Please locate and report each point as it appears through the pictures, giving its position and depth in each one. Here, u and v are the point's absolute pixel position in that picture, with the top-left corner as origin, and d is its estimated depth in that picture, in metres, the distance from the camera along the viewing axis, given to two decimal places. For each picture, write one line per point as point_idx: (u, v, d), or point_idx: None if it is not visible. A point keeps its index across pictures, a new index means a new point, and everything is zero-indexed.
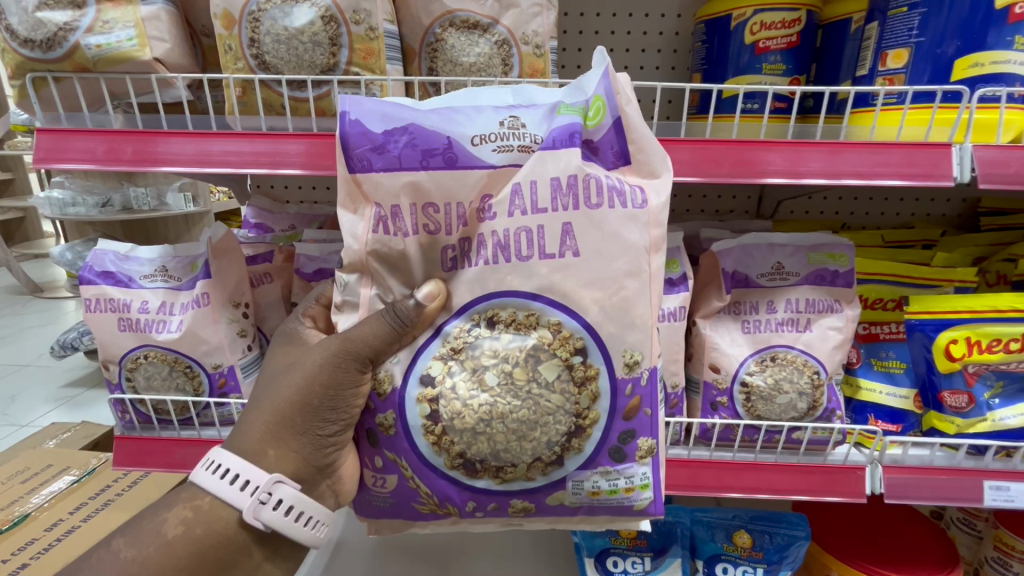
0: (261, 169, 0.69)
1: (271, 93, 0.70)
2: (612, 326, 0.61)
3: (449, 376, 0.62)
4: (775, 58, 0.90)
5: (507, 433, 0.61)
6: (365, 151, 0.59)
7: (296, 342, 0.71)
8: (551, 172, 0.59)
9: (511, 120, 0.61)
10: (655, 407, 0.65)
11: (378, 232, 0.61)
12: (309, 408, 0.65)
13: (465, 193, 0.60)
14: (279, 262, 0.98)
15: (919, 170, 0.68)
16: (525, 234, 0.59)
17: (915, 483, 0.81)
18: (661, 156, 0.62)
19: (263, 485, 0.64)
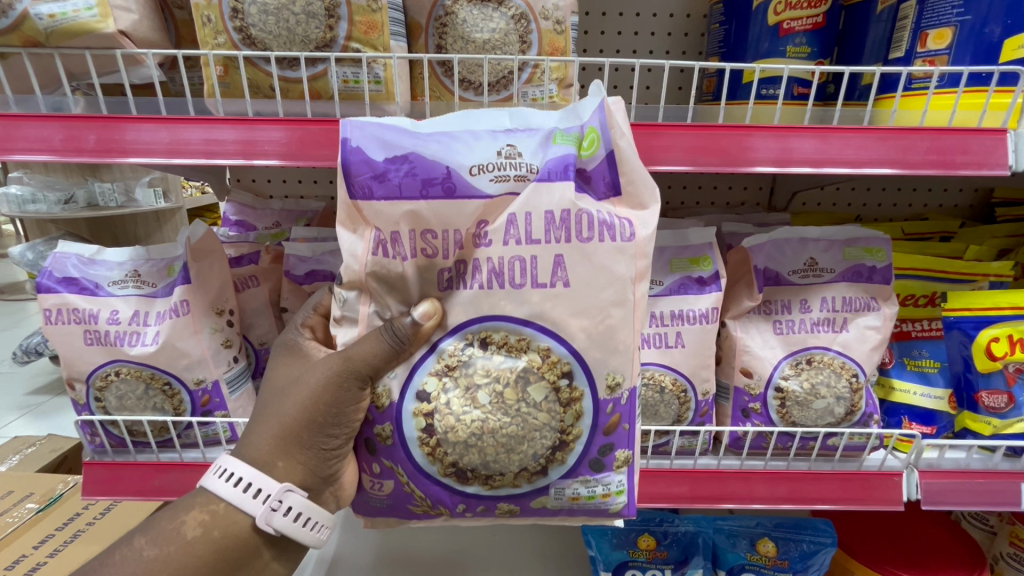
0: (248, 160, 0.60)
1: (259, 73, 0.62)
2: (594, 350, 0.55)
3: (443, 392, 0.55)
4: (800, 41, 0.82)
5: (496, 447, 0.55)
6: (367, 177, 0.52)
7: (296, 357, 0.62)
8: (548, 204, 0.52)
9: (508, 149, 0.54)
10: (635, 420, 0.59)
11: (378, 254, 0.52)
12: (311, 423, 0.57)
13: (466, 218, 0.53)
14: (267, 263, 0.91)
15: (972, 159, 0.62)
16: (519, 263, 0.53)
17: (951, 488, 0.77)
18: (650, 186, 0.54)
19: (273, 493, 0.56)
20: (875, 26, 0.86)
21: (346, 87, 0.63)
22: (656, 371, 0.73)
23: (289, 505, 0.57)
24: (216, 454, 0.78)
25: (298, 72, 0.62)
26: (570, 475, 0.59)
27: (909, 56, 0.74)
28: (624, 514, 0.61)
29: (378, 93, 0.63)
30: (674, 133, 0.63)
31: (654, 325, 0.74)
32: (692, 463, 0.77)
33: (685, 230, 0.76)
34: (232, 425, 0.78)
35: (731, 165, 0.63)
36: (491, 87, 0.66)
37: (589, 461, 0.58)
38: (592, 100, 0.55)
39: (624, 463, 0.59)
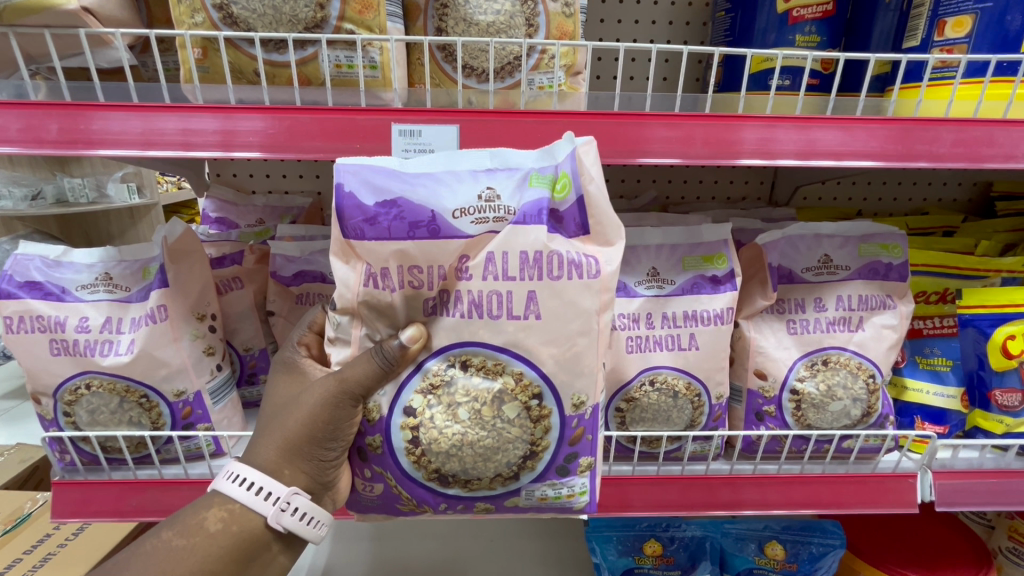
0: (230, 151, 0.55)
1: (242, 56, 0.57)
2: (562, 374, 0.55)
3: (427, 406, 0.55)
4: (809, 29, 0.76)
5: (472, 459, 0.55)
6: (357, 220, 0.52)
7: (290, 373, 0.59)
8: (524, 244, 0.52)
9: (489, 191, 0.53)
10: (596, 431, 0.59)
11: (369, 285, 0.53)
12: (307, 439, 0.54)
13: (448, 252, 0.52)
14: (251, 264, 0.85)
15: (997, 151, 0.60)
16: (497, 298, 0.53)
17: (966, 489, 0.74)
18: (614, 223, 0.54)
19: (280, 497, 0.54)
20: (882, 15, 0.81)
21: (339, 73, 0.58)
22: (669, 375, 0.70)
23: (297, 509, 0.55)
24: (200, 469, 0.73)
25: (285, 55, 0.57)
26: (540, 478, 0.58)
27: (926, 45, 0.70)
28: (586, 511, 0.61)
29: (373, 79, 0.59)
30: (690, 123, 0.58)
31: (667, 327, 0.71)
32: (704, 469, 0.74)
33: (698, 227, 0.73)
34: (216, 439, 0.73)
35: (750, 158, 0.59)
36: (496, 73, 0.62)
37: (555, 466, 0.58)
38: (566, 144, 0.55)
39: (584, 469, 0.59)
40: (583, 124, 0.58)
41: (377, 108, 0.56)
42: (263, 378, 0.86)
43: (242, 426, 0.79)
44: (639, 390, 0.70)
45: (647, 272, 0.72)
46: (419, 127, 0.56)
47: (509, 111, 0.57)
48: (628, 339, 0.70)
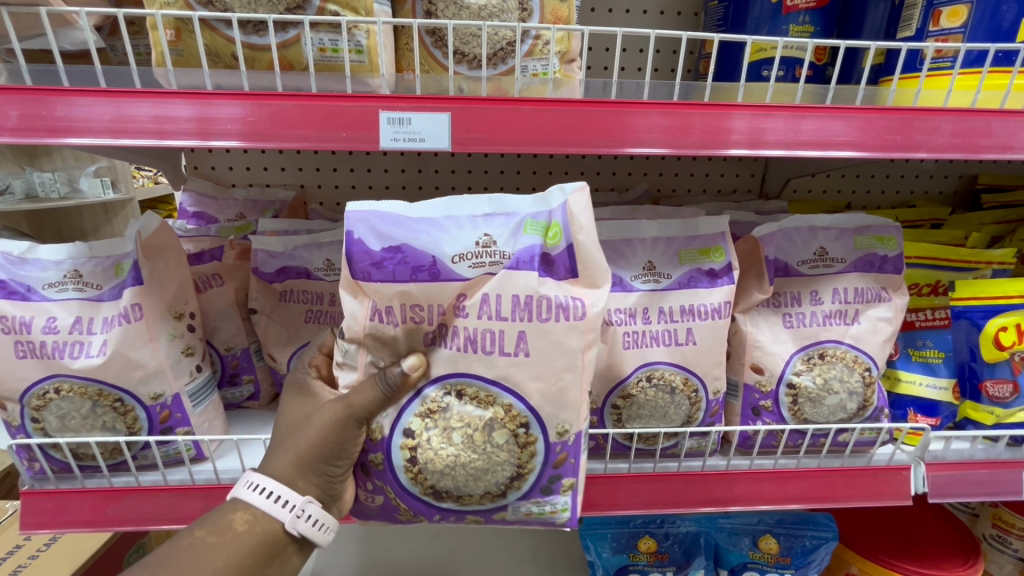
0: (206, 140, 0.52)
1: (219, 38, 0.54)
2: (547, 407, 0.57)
3: (425, 429, 0.57)
4: (803, 19, 0.74)
5: (465, 480, 0.57)
6: (364, 264, 0.55)
7: (300, 394, 0.61)
8: (516, 288, 0.55)
9: (486, 238, 0.56)
10: (579, 454, 0.60)
11: (374, 319, 0.56)
12: (316, 457, 0.56)
13: (448, 293, 0.55)
14: (231, 260, 0.81)
15: (995, 142, 0.59)
16: (492, 335, 0.55)
17: (957, 480, 0.74)
18: (600, 265, 0.55)
19: (296, 505, 0.55)
20: (874, 7, 0.76)
21: (322, 57, 0.55)
22: (666, 371, 0.69)
23: (312, 517, 0.56)
24: (179, 475, 0.70)
25: (266, 38, 0.54)
26: (528, 497, 0.60)
27: (920, 35, 0.69)
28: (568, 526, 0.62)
29: (360, 64, 0.56)
30: (687, 112, 0.57)
31: (663, 322, 0.69)
32: (701, 466, 0.73)
33: (694, 219, 0.71)
34: (197, 443, 0.70)
35: (749, 149, 0.58)
36: (489, 60, 0.59)
37: (542, 486, 0.59)
38: (559, 193, 0.57)
39: (565, 490, 0.60)
40: (577, 112, 0.56)
41: (364, 95, 0.54)
42: (245, 378, 0.83)
43: (224, 429, 0.76)
44: (636, 386, 0.69)
45: (643, 266, 0.70)
46: (409, 115, 0.54)
47: (502, 98, 0.55)
48: (624, 335, 0.69)
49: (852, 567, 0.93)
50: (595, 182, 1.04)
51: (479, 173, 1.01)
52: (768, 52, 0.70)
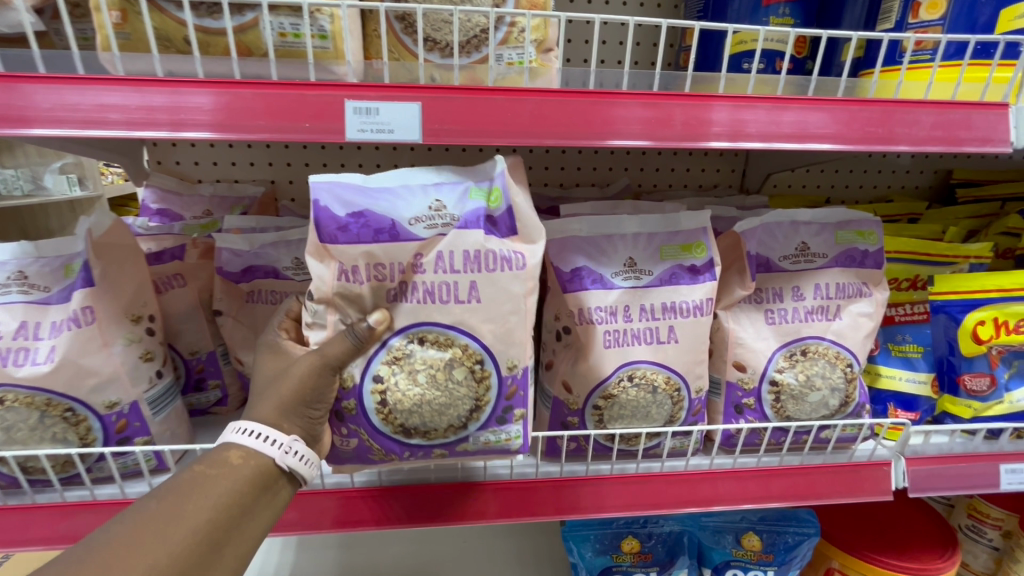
0: (177, 131, 0.49)
1: (169, 21, 0.50)
2: (498, 345, 0.60)
3: (392, 373, 0.59)
4: (783, 11, 0.72)
5: (430, 417, 0.59)
6: (331, 228, 0.57)
7: (269, 352, 0.61)
8: (466, 244, 0.59)
9: (437, 203, 0.60)
10: (529, 386, 0.63)
11: (341, 280, 0.58)
12: (288, 407, 0.56)
13: (407, 251, 0.58)
14: (194, 259, 0.77)
15: (975, 134, 0.58)
16: (449, 287, 0.58)
17: (937, 474, 0.74)
18: (536, 223, 0.61)
19: (283, 443, 0.55)
20: (851, 6, 0.75)
21: (283, 42, 0.52)
22: (648, 370, 0.67)
23: (299, 453, 0.56)
24: (138, 488, 0.66)
25: (221, 22, 0.51)
26: (485, 427, 0.62)
27: (899, 28, 0.68)
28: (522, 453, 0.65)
29: (323, 50, 0.53)
30: (667, 103, 0.55)
31: (645, 319, 0.67)
32: (683, 466, 0.72)
33: (675, 214, 0.70)
34: (157, 454, 0.66)
35: (730, 141, 0.56)
36: (462, 48, 0.57)
37: (498, 416, 0.62)
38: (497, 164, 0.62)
39: (518, 420, 0.62)
40: (554, 102, 0.53)
41: (329, 83, 0.51)
42: (211, 383, 0.79)
43: (188, 437, 0.72)
44: (617, 386, 0.67)
45: (624, 262, 0.69)
46: (376, 105, 0.51)
47: (476, 88, 0.52)
48: (605, 334, 0.67)
49: (833, 560, 0.94)
50: (576, 177, 1.01)
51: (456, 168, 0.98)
52: (748, 44, 0.69)
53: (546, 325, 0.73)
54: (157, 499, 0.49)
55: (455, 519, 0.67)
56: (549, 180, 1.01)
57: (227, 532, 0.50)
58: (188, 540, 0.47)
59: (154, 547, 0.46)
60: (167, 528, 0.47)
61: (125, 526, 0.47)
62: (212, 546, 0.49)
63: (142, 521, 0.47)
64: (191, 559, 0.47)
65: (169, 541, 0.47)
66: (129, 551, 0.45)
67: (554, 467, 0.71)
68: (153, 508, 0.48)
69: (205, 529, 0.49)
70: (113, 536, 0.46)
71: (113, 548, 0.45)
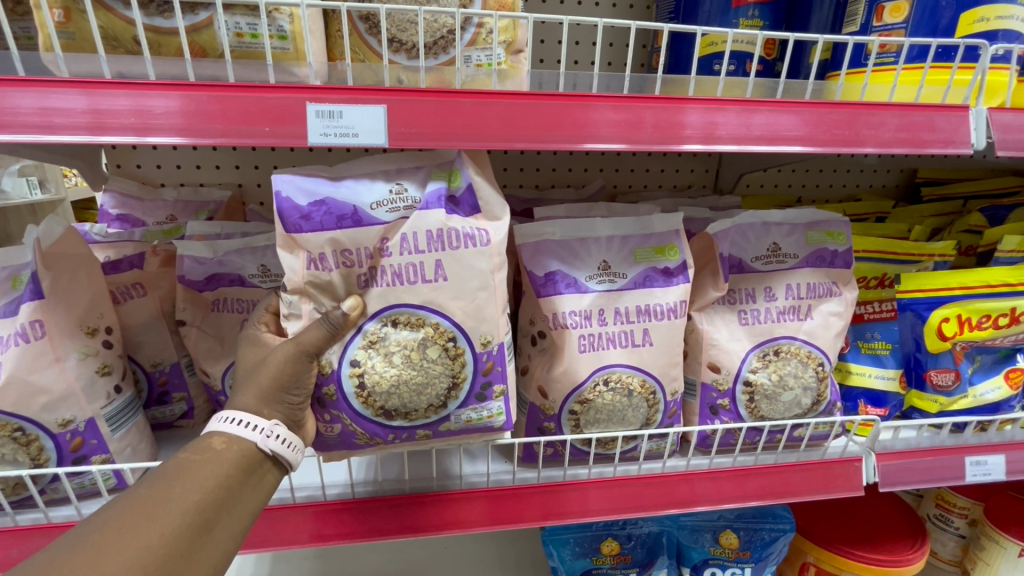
0: (146, 136, 0.47)
1: (116, 20, 0.48)
2: (469, 321, 0.61)
3: (368, 357, 0.60)
4: (752, 13, 0.72)
5: (409, 397, 0.60)
6: (294, 218, 0.57)
7: (247, 344, 0.61)
8: (428, 224, 0.59)
9: (398, 188, 0.61)
10: (506, 362, 0.65)
11: (311, 268, 0.59)
12: (267, 394, 0.56)
13: (372, 236, 0.59)
14: (155, 268, 0.74)
15: (938, 136, 0.60)
16: (414, 267, 0.59)
17: (906, 468, 0.76)
18: (497, 199, 0.62)
19: (264, 427, 0.55)
20: (818, 8, 0.76)
21: (239, 43, 0.50)
22: (623, 373, 0.67)
23: (281, 437, 0.56)
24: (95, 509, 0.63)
25: (172, 21, 0.49)
26: (465, 405, 0.63)
27: (864, 31, 0.69)
28: (506, 430, 0.66)
29: (283, 51, 0.51)
30: (638, 106, 0.54)
31: (620, 323, 0.67)
32: (661, 467, 0.72)
33: (649, 217, 0.69)
34: (117, 472, 0.64)
35: (703, 144, 0.56)
36: (428, 49, 0.56)
37: (476, 393, 0.63)
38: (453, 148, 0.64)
39: (498, 396, 0.64)
40: (523, 104, 0.52)
41: (290, 86, 0.49)
42: (176, 396, 0.76)
43: (151, 454, 0.69)
44: (593, 390, 0.67)
45: (598, 265, 0.68)
46: (339, 108, 0.49)
47: (443, 90, 0.51)
48: (580, 338, 0.66)
49: (809, 554, 0.95)
50: (550, 178, 1.01)
51: None
52: (717, 46, 0.69)
53: (521, 330, 0.73)
54: (145, 483, 0.48)
55: (431, 528, 0.66)
56: (525, 182, 1.00)
57: (219, 512, 0.49)
58: (182, 517, 0.46)
59: (146, 526, 0.44)
60: (160, 508, 0.46)
61: (116, 507, 0.45)
62: (205, 526, 0.48)
63: (134, 502, 0.45)
64: (185, 537, 0.46)
65: (163, 520, 0.45)
66: (123, 530, 0.43)
67: (531, 473, 0.71)
68: (143, 491, 0.47)
69: (194, 510, 0.47)
70: (105, 518, 0.44)
71: (106, 528, 0.43)
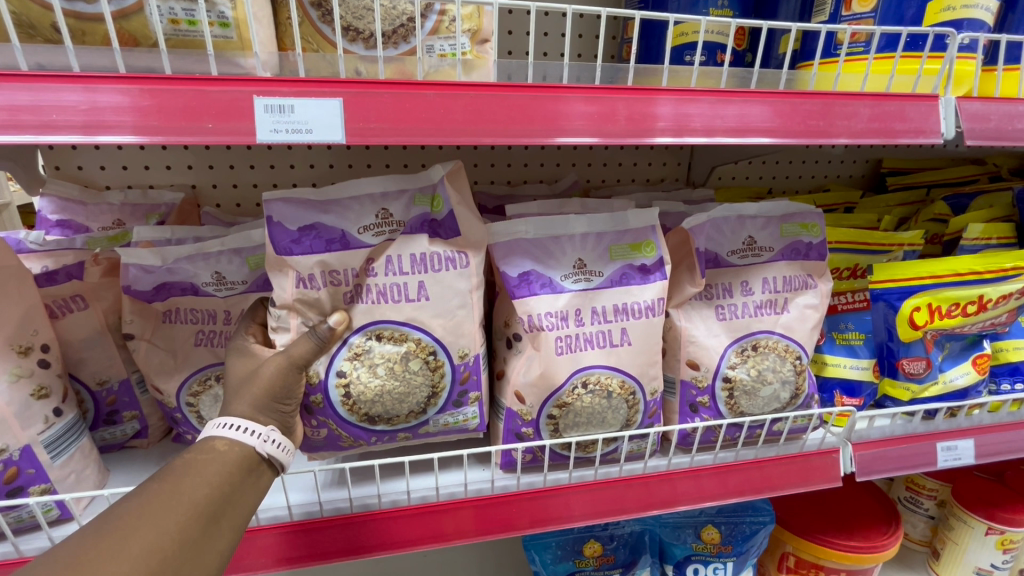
0: (89, 135, 0.42)
1: (31, 5, 0.43)
2: (448, 337, 0.63)
3: (354, 368, 0.60)
4: (722, 2, 0.70)
5: (391, 405, 0.61)
6: (285, 241, 0.60)
7: (235, 354, 0.59)
8: (412, 248, 0.62)
9: (384, 212, 0.63)
10: (481, 371, 0.66)
11: (300, 287, 0.60)
12: (259, 402, 0.53)
13: (359, 258, 0.61)
14: (96, 278, 0.68)
15: (909, 126, 0.59)
16: (400, 286, 0.62)
17: (881, 456, 0.76)
18: (478, 226, 0.63)
19: (261, 432, 0.52)
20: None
21: (175, 31, 0.46)
22: (601, 375, 0.65)
23: (278, 441, 0.53)
24: (36, 544, 0.57)
25: (97, 6, 0.44)
26: (443, 411, 0.64)
27: (833, 20, 0.68)
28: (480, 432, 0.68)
29: (226, 40, 0.48)
30: (611, 97, 0.52)
31: (597, 323, 0.65)
32: (642, 468, 0.70)
33: (624, 212, 0.67)
34: (59, 503, 0.58)
35: (675, 137, 0.54)
36: (387, 38, 0.52)
37: (454, 400, 0.64)
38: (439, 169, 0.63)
39: (473, 403, 0.66)
40: (491, 97, 0.49)
41: (234, 78, 0.45)
42: (126, 415, 0.70)
43: (98, 481, 0.64)
44: (571, 394, 0.65)
45: (573, 264, 0.66)
46: (290, 102, 0.45)
47: (404, 82, 0.48)
48: (557, 340, 0.64)
49: (787, 544, 0.96)
50: (522, 174, 0.98)
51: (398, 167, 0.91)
52: (689, 36, 0.67)
53: (496, 333, 0.71)
54: (155, 480, 0.45)
55: (408, 543, 0.63)
56: (496, 178, 0.97)
57: (229, 506, 0.47)
58: (192, 513, 0.43)
59: (162, 517, 0.42)
60: (174, 499, 0.43)
61: (129, 503, 0.42)
62: (212, 520, 0.45)
63: (145, 498, 0.43)
64: (194, 532, 0.43)
65: (174, 515, 0.42)
66: (135, 526, 0.40)
67: (511, 480, 0.68)
68: (155, 485, 0.44)
69: (205, 503, 0.45)
70: (120, 512, 0.41)
71: (121, 521, 0.40)
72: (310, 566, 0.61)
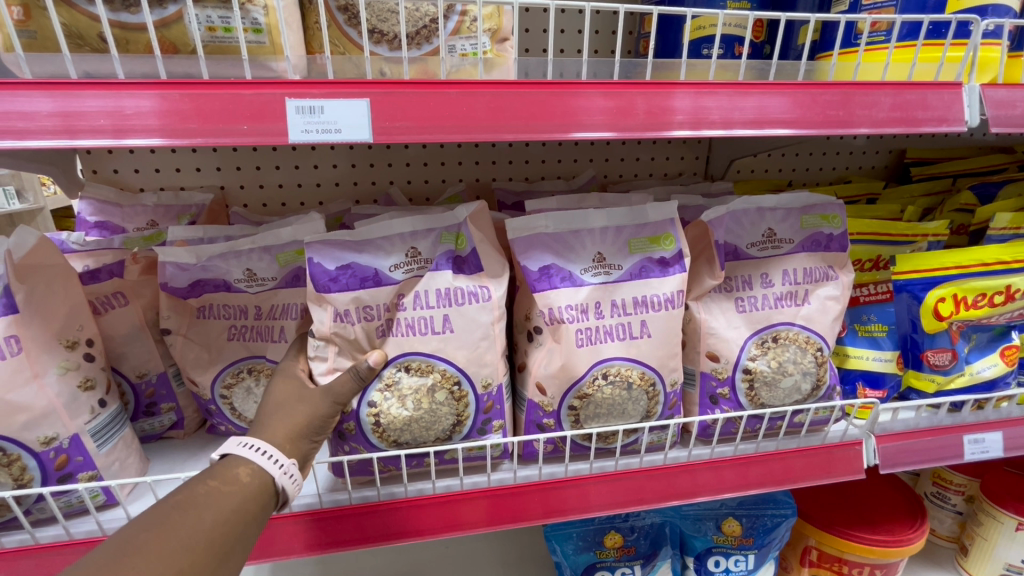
0: (122, 138, 0.44)
1: (79, 16, 0.46)
2: (472, 366, 0.65)
3: (385, 399, 0.63)
4: None
5: (419, 433, 0.63)
6: (324, 279, 0.63)
7: (277, 375, 0.62)
8: (437, 284, 0.65)
9: (412, 252, 0.66)
10: (504, 400, 0.68)
11: (337, 322, 0.63)
12: (294, 432, 0.57)
13: (387, 293, 0.64)
14: (136, 275, 0.72)
15: (932, 115, 0.59)
16: (428, 320, 0.64)
17: (906, 449, 0.75)
18: (498, 259, 0.67)
19: (284, 463, 0.54)
20: None
21: (212, 37, 0.49)
22: (622, 367, 0.66)
23: (295, 475, 0.54)
24: (85, 527, 0.60)
25: (139, 16, 0.47)
26: (468, 437, 0.66)
27: (853, 9, 0.68)
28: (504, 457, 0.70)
29: (259, 45, 0.50)
30: (629, 92, 0.53)
31: (616, 315, 0.66)
32: (662, 459, 0.70)
33: (642, 206, 0.68)
34: (106, 488, 0.61)
35: (693, 130, 0.54)
36: (411, 39, 0.54)
37: (479, 427, 0.66)
38: (464, 210, 0.67)
39: (497, 431, 0.67)
40: (511, 94, 0.51)
41: (266, 82, 0.47)
42: (164, 407, 0.74)
43: (140, 469, 0.67)
44: (592, 385, 0.66)
45: (593, 258, 0.67)
46: (320, 103, 0.47)
47: (427, 82, 0.49)
48: (577, 332, 0.65)
49: (809, 538, 0.95)
50: (540, 170, 0.99)
51: (418, 166, 0.94)
52: (706, 29, 0.67)
53: (517, 326, 0.72)
54: (175, 508, 0.46)
55: (433, 532, 0.65)
56: (514, 175, 0.98)
57: (239, 543, 0.48)
58: (205, 552, 0.45)
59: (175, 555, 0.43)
60: (189, 535, 0.44)
61: (148, 534, 0.43)
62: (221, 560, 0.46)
63: (163, 529, 0.44)
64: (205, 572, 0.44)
65: (187, 552, 0.44)
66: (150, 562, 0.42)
67: (532, 470, 0.69)
68: (173, 518, 0.45)
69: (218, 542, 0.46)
70: (138, 543, 0.42)
71: (139, 555, 0.42)
72: (334, 551, 0.64)
